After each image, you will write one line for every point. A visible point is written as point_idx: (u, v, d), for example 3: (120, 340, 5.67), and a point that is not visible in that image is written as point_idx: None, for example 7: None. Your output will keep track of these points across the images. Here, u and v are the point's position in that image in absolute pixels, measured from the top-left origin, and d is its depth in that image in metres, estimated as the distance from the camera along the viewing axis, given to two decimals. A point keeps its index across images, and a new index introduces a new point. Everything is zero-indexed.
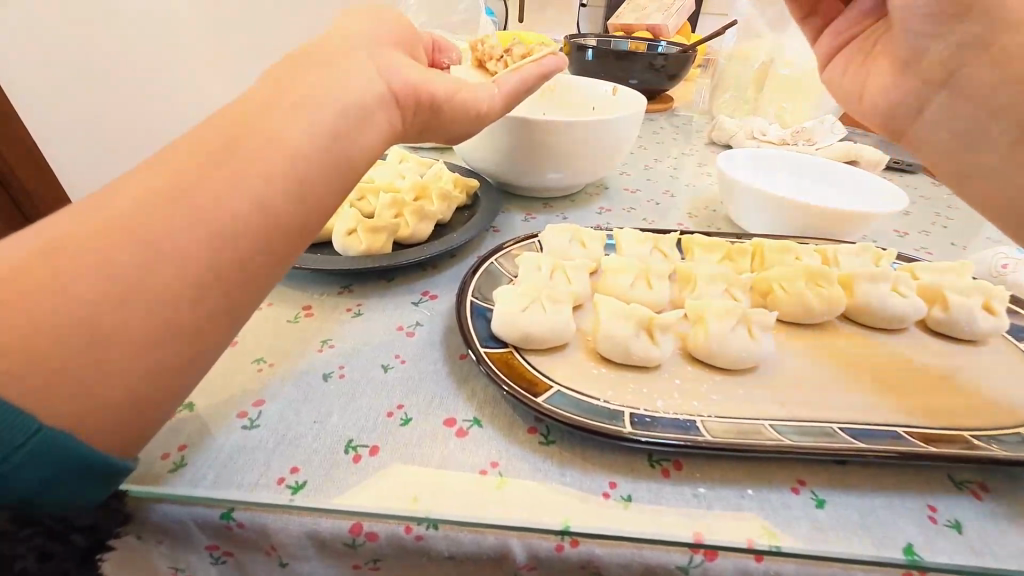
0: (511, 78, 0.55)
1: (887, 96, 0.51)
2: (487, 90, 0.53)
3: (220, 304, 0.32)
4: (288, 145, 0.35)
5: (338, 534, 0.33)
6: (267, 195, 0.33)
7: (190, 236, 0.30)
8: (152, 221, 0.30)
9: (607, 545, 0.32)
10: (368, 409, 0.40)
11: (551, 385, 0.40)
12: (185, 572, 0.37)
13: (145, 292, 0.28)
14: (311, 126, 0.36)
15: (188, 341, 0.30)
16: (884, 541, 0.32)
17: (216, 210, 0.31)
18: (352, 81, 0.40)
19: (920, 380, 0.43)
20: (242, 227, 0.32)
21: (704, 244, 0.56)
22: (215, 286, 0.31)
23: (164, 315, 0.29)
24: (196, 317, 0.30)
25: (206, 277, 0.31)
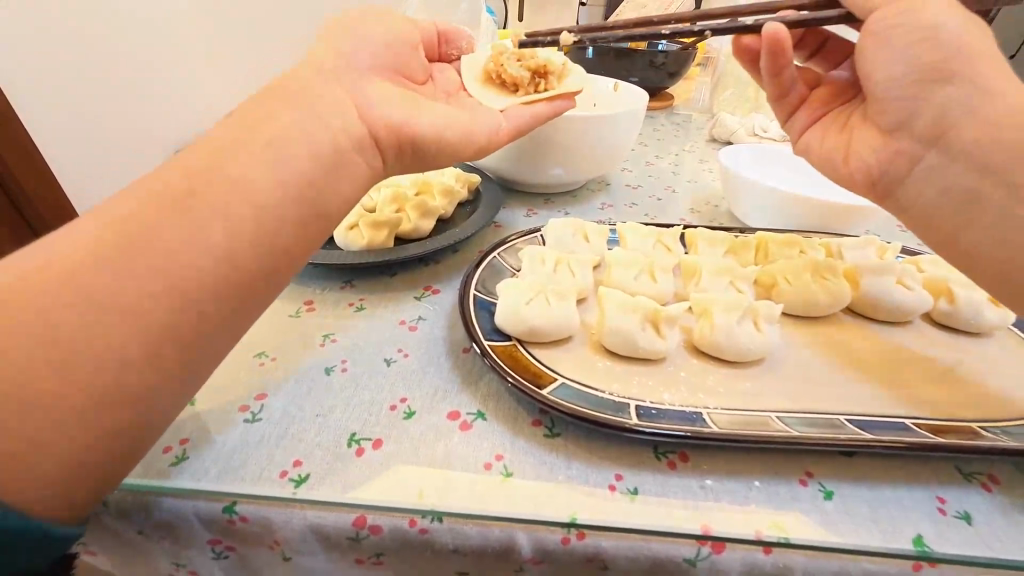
0: (521, 114, 0.57)
1: (877, 158, 0.47)
2: (490, 123, 0.54)
3: (171, 362, 0.31)
4: (251, 189, 0.34)
5: (342, 528, 0.33)
6: (225, 247, 0.32)
7: (138, 292, 0.30)
8: (104, 269, 0.29)
9: (614, 537, 0.32)
10: (371, 403, 0.40)
11: (555, 377, 0.39)
12: (187, 567, 0.37)
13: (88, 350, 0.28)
14: (277, 169, 0.35)
15: (133, 404, 0.29)
16: (893, 533, 0.31)
17: (167, 263, 0.30)
18: (329, 117, 0.40)
19: (926, 372, 0.43)
20: (195, 278, 0.31)
21: (708, 238, 0.55)
22: (169, 338, 0.30)
23: (109, 375, 0.29)
24: (142, 374, 0.30)
25: (155, 331, 0.30)
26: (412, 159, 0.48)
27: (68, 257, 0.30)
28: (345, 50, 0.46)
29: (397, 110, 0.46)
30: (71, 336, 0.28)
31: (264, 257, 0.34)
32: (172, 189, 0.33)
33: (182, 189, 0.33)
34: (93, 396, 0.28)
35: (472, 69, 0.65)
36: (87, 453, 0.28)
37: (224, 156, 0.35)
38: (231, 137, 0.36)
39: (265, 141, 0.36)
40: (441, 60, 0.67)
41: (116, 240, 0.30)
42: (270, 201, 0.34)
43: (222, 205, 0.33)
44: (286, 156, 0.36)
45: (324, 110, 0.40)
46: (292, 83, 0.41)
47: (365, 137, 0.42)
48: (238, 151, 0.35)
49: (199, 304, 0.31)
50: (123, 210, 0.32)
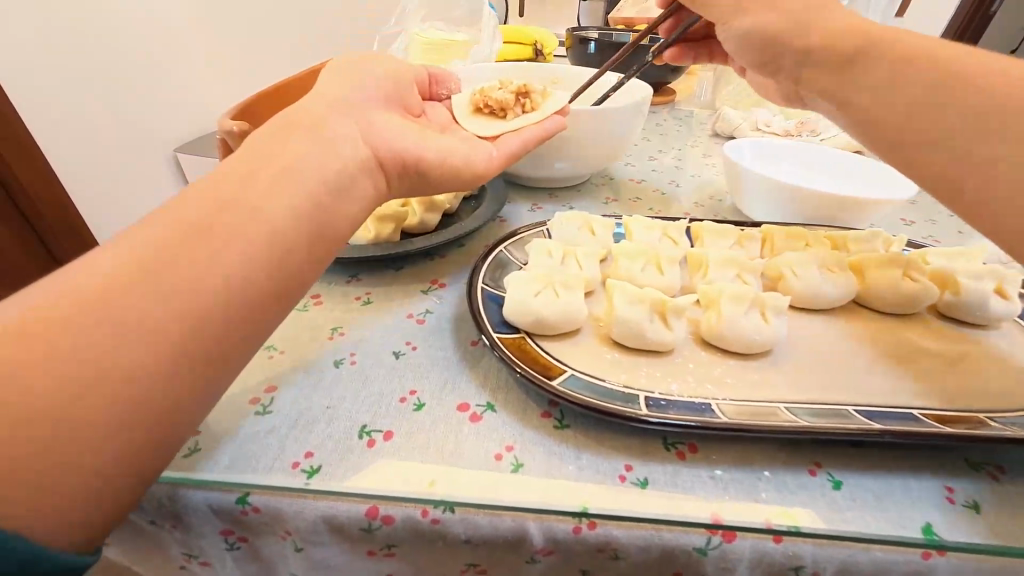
0: (513, 141, 0.57)
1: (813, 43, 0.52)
2: (486, 151, 0.54)
3: (195, 386, 0.30)
4: (275, 212, 0.34)
5: (355, 518, 0.33)
6: (249, 267, 0.32)
7: (163, 313, 0.29)
8: (133, 291, 0.29)
9: (625, 527, 0.32)
10: (381, 394, 0.40)
11: (565, 368, 0.40)
12: (199, 558, 0.37)
13: (109, 373, 0.27)
14: (298, 194, 0.35)
15: (157, 427, 0.28)
16: (902, 521, 0.32)
17: (193, 286, 0.30)
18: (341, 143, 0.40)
19: (931, 363, 0.43)
20: (217, 299, 0.30)
21: (714, 231, 0.55)
22: (195, 359, 0.30)
23: (133, 397, 0.27)
24: (163, 398, 0.28)
25: (179, 351, 0.29)
26: (421, 181, 0.48)
27: (84, 282, 0.29)
28: (357, 83, 0.48)
29: (408, 139, 0.47)
30: (95, 358, 0.27)
31: (279, 280, 0.34)
32: (194, 214, 0.32)
33: (205, 215, 0.32)
34: (118, 420, 0.27)
35: (463, 113, 0.67)
36: (118, 474, 0.27)
37: (243, 180, 0.35)
38: (251, 165, 0.36)
39: (283, 166, 0.36)
40: (431, 99, 0.67)
41: (142, 262, 0.30)
42: (293, 222, 0.34)
43: (251, 229, 0.33)
44: (309, 181, 0.36)
45: (339, 136, 0.41)
46: (309, 112, 0.42)
47: (369, 159, 0.42)
48: (258, 175, 0.35)
49: (221, 324, 0.31)
50: (145, 236, 0.31)
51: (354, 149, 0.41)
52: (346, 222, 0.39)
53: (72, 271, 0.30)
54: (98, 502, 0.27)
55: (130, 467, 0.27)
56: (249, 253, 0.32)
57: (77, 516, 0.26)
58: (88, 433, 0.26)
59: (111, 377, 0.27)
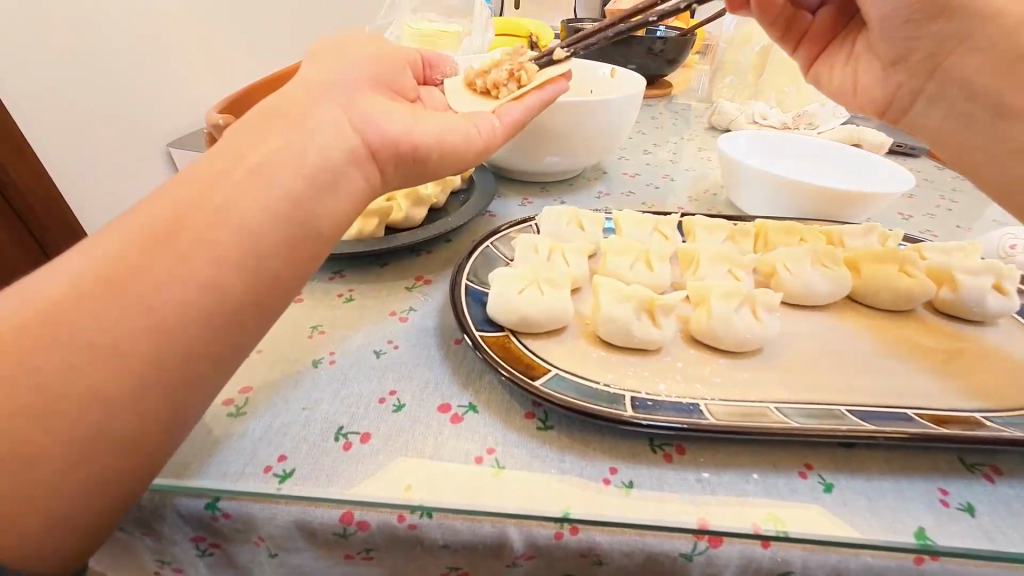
0: (515, 109, 0.55)
1: (879, 88, 0.54)
2: (487, 122, 0.52)
3: (166, 410, 0.29)
4: (236, 223, 0.32)
5: (329, 524, 0.32)
6: (211, 284, 0.30)
7: (120, 334, 0.27)
8: (100, 307, 0.28)
9: (608, 532, 0.31)
10: (359, 395, 0.39)
11: (549, 368, 0.38)
12: (173, 564, 0.36)
13: (64, 400, 0.26)
14: (267, 199, 0.33)
15: (124, 457, 0.27)
16: (896, 526, 0.31)
17: (150, 305, 0.28)
18: (321, 134, 0.38)
19: (926, 361, 0.42)
20: (179, 317, 0.29)
21: (706, 225, 0.54)
22: (160, 372, 0.28)
23: (94, 426, 0.26)
24: (124, 425, 0.27)
25: (135, 374, 0.27)
26: (421, 165, 0.46)
27: (48, 301, 0.28)
28: (346, 66, 0.46)
29: (398, 122, 0.43)
30: (55, 388, 0.26)
31: (253, 292, 0.32)
32: (154, 224, 0.31)
33: (166, 226, 0.30)
34: (80, 452, 0.26)
35: (456, 91, 0.64)
36: (86, 505, 0.27)
37: (208, 188, 0.32)
38: (228, 159, 0.34)
39: (250, 168, 0.34)
40: (426, 83, 0.65)
41: (116, 266, 0.29)
42: (260, 233, 0.32)
43: (230, 228, 0.31)
44: (279, 181, 0.34)
45: (319, 127, 0.38)
46: (286, 108, 0.39)
47: (355, 152, 0.39)
48: (223, 181, 0.33)
49: (187, 339, 0.29)
50: (102, 251, 0.30)
51: (340, 141, 0.38)
52: (328, 222, 0.36)
53: (31, 285, 0.28)
54: (69, 533, 0.27)
55: (95, 500, 0.27)
56: (215, 268, 0.30)
57: (55, 545, 0.26)
58: (50, 463, 0.25)
59: (72, 403, 0.26)
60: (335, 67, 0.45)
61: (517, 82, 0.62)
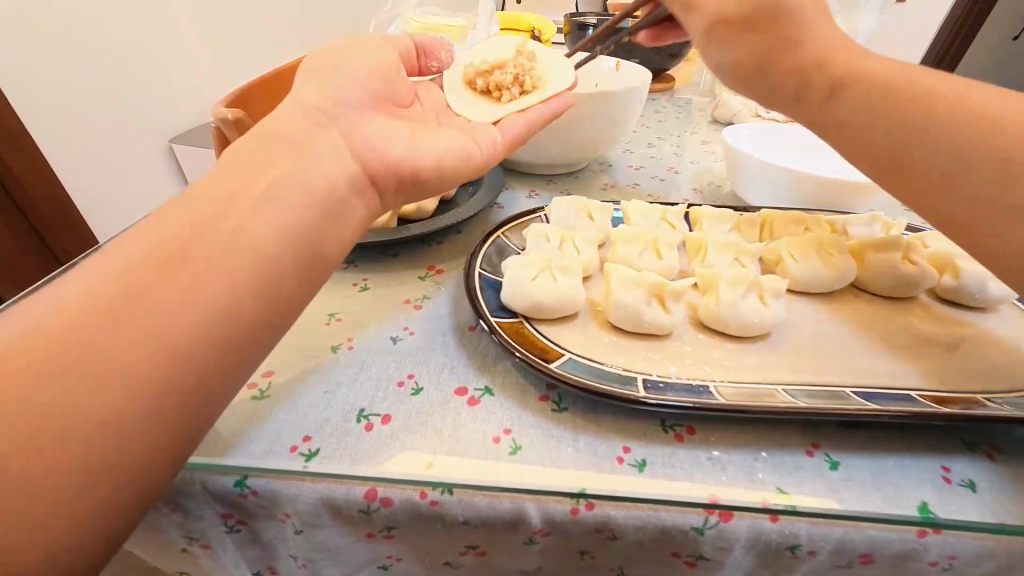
0: (517, 124, 0.57)
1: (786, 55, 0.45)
2: (488, 137, 0.53)
3: (194, 420, 0.28)
4: (258, 228, 0.32)
5: (353, 500, 0.33)
6: (236, 288, 0.30)
7: (148, 340, 0.27)
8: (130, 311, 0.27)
9: (623, 507, 0.33)
10: (378, 379, 0.40)
11: (562, 352, 0.40)
12: (198, 542, 0.37)
13: (93, 410, 0.25)
14: (285, 206, 0.34)
15: (170, 443, 0.27)
16: (899, 500, 0.32)
17: (176, 313, 0.28)
18: (331, 139, 0.39)
19: (928, 346, 0.43)
20: (209, 321, 0.29)
21: (713, 216, 0.55)
22: (188, 380, 0.28)
23: (134, 431, 0.26)
24: (156, 434, 0.27)
25: (168, 378, 0.27)
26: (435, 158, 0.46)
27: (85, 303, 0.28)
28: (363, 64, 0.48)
29: (399, 139, 0.45)
30: (86, 394, 0.25)
31: (273, 298, 0.32)
32: (176, 231, 0.30)
33: (189, 235, 0.30)
34: (116, 463, 0.25)
35: (455, 89, 0.66)
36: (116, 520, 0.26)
37: (231, 197, 0.33)
38: (260, 157, 0.36)
39: (267, 180, 0.34)
40: (421, 74, 0.63)
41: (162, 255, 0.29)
42: (287, 226, 0.33)
43: (261, 215, 0.33)
44: (296, 191, 0.35)
45: (322, 138, 0.40)
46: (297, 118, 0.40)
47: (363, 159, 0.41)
48: (255, 189, 0.34)
49: (216, 342, 0.29)
50: (121, 258, 0.29)
51: (341, 152, 0.40)
52: (345, 230, 0.37)
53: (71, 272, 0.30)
54: (99, 550, 0.25)
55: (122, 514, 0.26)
56: (241, 272, 0.30)
57: (87, 552, 0.25)
58: (78, 475, 0.24)
59: (101, 414, 0.25)
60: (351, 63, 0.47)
61: (520, 87, 0.65)
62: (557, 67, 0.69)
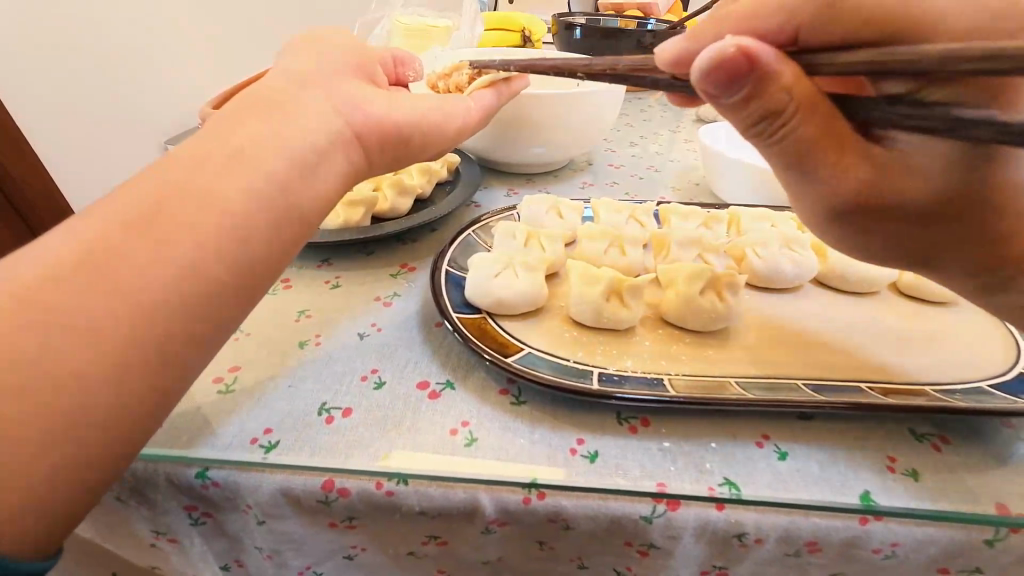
0: (487, 96, 0.58)
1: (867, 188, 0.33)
2: (463, 103, 0.54)
3: (150, 390, 0.29)
4: (230, 208, 0.32)
5: (311, 491, 0.34)
6: (193, 263, 0.30)
7: (111, 316, 0.27)
8: (89, 279, 0.28)
9: (573, 497, 0.33)
10: (343, 373, 0.41)
11: (522, 347, 0.41)
12: (167, 536, 0.38)
13: (52, 374, 0.26)
14: (257, 184, 0.33)
15: (122, 425, 0.28)
16: (842, 489, 0.33)
17: (137, 289, 0.28)
18: (305, 117, 0.38)
19: (886, 340, 0.44)
20: (167, 295, 0.29)
21: (682, 213, 0.55)
22: (144, 350, 0.28)
23: (87, 410, 0.26)
24: (115, 407, 0.27)
25: (133, 354, 0.28)
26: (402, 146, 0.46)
27: None
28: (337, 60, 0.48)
29: None
30: (46, 354, 0.26)
31: (237, 274, 0.32)
32: (151, 204, 0.31)
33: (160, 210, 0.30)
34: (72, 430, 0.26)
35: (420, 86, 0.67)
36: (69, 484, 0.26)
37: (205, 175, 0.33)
38: (233, 133, 0.35)
39: (242, 155, 0.34)
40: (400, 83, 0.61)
41: (125, 232, 0.29)
42: (254, 207, 0.33)
43: (229, 192, 0.32)
44: (269, 168, 0.34)
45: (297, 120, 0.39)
46: (263, 93, 0.39)
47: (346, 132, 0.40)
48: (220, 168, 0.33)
49: (174, 314, 0.29)
50: (93, 226, 0.30)
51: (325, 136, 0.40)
52: (313, 204, 0.37)
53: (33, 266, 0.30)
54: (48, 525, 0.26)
55: (80, 480, 0.27)
56: (204, 254, 0.30)
57: (38, 525, 0.26)
58: (34, 447, 0.25)
59: (68, 380, 0.26)
60: (322, 58, 0.47)
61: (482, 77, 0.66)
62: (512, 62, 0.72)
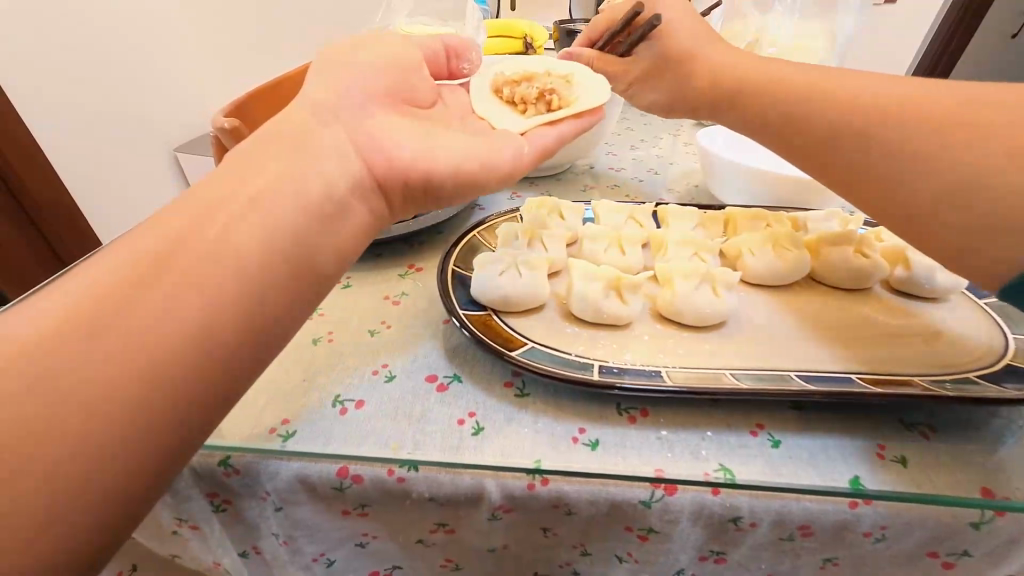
0: (546, 137, 0.55)
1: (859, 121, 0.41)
2: (512, 147, 0.48)
3: (195, 430, 0.28)
4: (262, 225, 0.31)
5: (327, 478, 0.36)
6: (236, 289, 0.29)
7: (144, 344, 0.26)
8: (118, 323, 0.26)
9: (575, 483, 0.35)
10: (355, 367, 0.43)
11: (525, 341, 0.42)
12: (188, 523, 0.39)
13: (85, 404, 0.25)
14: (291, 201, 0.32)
15: (159, 458, 0.27)
16: (833, 474, 0.34)
17: (173, 315, 0.27)
18: (326, 160, 0.35)
19: (876, 334, 0.45)
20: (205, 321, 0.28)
21: (679, 213, 0.57)
22: (191, 393, 0.27)
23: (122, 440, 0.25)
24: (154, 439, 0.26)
25: (171, 384, 0.27)
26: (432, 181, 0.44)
27: None
28: None
29: None
30: (89, 402, 0.25)
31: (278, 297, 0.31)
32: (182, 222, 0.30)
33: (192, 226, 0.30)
34: (121, 476, 0.25)
35: (481, 96, 0.65)
36: (121, 525, 0.26)
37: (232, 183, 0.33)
38: (260, 151, 0.34)
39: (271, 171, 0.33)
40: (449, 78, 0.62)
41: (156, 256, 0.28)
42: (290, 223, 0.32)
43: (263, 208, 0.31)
44: (302, 185, 0.33)
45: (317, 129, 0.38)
46: (280, 118, 0.37)
47: (367, 177, 0.38)
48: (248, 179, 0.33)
49: (223, 352, 0.28)
50: (125, 262, 0.28)
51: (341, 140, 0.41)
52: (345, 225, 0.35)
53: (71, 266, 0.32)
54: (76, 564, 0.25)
55: (112, 515, 0.25)
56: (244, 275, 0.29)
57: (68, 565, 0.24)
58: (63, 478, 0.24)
59: (99, 411, 0.25)
60: None
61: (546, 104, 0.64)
62: (588, 88, 0.67)
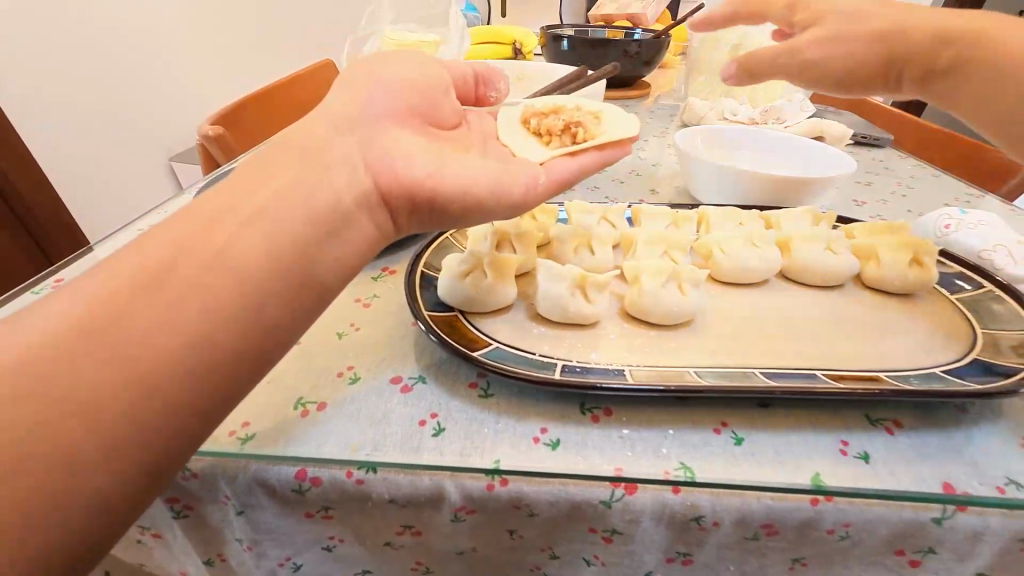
0: (564, 166, 0.46)
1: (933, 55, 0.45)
2: (530, 173, 0.42)
3: (194, 432, 0.28)
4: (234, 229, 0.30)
5: (286, 480, 0.36)
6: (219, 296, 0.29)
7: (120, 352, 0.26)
8: (111, 331, 0.26)
9: (534, 482, 0.35)
10: (322, 370, 0.43)
11: (489, 342, 0.42)
12: (151, 529, 0.39)
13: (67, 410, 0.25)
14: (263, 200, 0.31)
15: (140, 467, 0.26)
16: (796, 470, 0.34)
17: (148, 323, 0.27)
18: (333, 168, 0.34)
19: (845, 330, 0.45)
20: (185, 326, 0.27)
21: (652, 213, 0.57)
22: (172, 399, 0.27)
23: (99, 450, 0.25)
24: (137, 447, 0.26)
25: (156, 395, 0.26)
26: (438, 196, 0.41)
27: None
28: None
29: None
30: (72, 408, 0.25)
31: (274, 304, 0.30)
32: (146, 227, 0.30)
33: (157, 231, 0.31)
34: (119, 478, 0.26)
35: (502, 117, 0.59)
36: (103, 531, 0.26)
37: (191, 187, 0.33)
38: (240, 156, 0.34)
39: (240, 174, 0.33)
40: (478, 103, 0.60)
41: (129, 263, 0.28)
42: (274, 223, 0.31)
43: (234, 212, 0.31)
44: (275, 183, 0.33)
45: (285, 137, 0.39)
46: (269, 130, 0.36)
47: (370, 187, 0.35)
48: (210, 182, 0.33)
49: (199, 359, 0.28)
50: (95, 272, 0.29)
51: None
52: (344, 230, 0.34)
53: None
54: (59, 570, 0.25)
55: (92, 522, 0.25)
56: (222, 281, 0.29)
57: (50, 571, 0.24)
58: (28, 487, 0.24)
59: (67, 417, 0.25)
60: None
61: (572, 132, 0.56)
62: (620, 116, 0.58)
